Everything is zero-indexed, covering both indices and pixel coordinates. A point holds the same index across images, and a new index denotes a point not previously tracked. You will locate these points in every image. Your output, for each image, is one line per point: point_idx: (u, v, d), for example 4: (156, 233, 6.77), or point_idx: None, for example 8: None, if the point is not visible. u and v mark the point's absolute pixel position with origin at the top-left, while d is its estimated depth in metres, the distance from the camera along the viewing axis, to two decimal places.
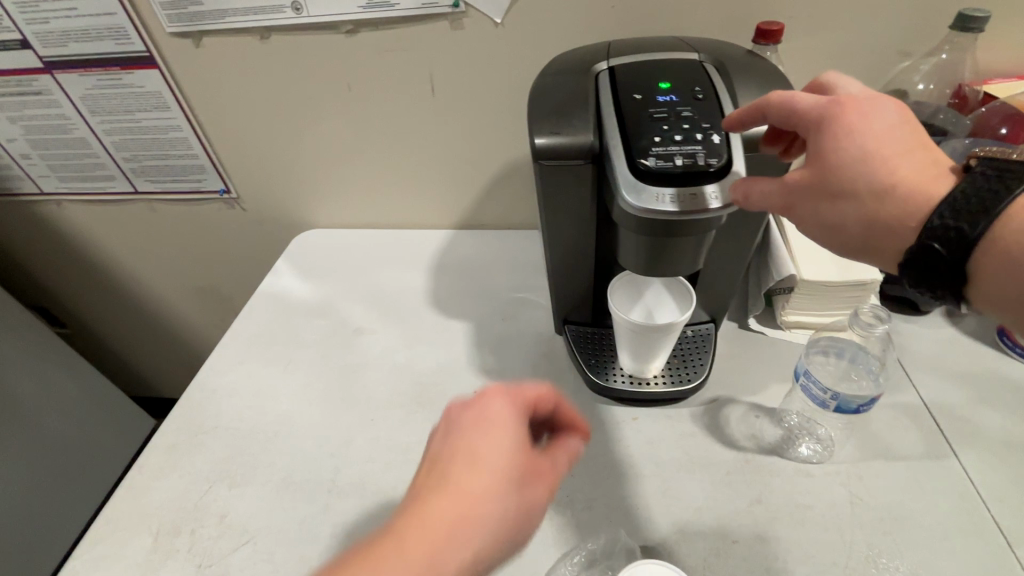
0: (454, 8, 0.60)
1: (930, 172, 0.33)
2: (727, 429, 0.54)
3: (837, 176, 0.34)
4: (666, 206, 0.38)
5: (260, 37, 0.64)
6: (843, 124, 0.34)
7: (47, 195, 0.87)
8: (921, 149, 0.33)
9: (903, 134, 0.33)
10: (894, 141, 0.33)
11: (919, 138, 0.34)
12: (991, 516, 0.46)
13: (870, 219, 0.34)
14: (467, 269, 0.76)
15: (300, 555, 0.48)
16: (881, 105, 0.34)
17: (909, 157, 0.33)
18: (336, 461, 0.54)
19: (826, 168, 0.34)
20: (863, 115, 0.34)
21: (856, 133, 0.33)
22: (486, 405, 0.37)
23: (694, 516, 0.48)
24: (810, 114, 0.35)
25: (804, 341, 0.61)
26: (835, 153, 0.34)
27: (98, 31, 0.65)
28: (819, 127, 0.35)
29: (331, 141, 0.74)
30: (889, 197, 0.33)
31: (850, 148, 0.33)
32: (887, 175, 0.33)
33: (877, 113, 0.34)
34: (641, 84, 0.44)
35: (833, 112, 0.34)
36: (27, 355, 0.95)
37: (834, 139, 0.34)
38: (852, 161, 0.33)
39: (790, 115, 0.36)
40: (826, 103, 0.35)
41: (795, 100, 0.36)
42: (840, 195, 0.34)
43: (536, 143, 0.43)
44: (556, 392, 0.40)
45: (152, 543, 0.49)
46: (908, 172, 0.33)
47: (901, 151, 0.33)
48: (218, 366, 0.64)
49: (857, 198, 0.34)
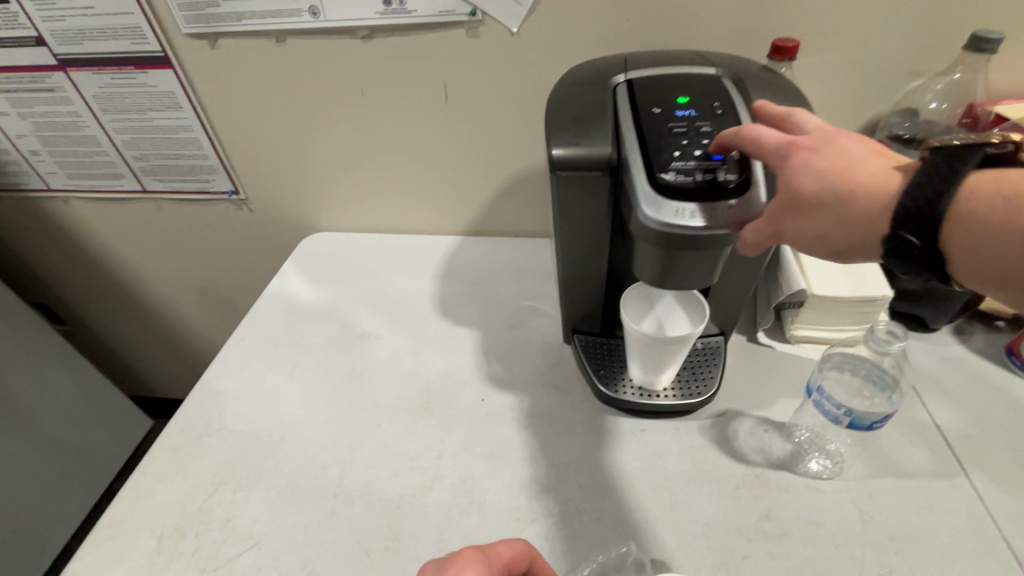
0: (471, 17, 0.60)
1: (888, 172, 0.33)
2: (736, 442, 0.54)
3: (804, 197, 0.35)
4: (687, 220, 0.38)
5: (276, 40, 0.64)
6: (800, 156, 0.35)
7: (55, 192, 0.87)
8: (876, 160, 0.34)
9: (858, 153, 0.35)
10: (849, 157, 0.34)
11: (872, 153, 0.35)
12: (1002, 537, 0.46)
13: (844, 227, 0.34)
14: (475, 276, 0.75)
15: (306, 562, 0.47)
16: (830, 133, 0.36)
17: (866, 167, 0.34)
18: (342, 467, 0.54)
19: (793, 195, 0.35)
20: (816, 145, 0.36)
21: (812, 163, 0.35)
22: (462, 572, 0.33)
23: (703, 530, 0.47)
24: (771, 148, 0.37)
25: (813, 356, 0.61)
26: (797, 179, 0.35)
27: (114, 30, 0.65)
28: (779, 161, 0.36)
29: (342, 145, 0.74)
30: (855, 200, 0.34)
31: (808, 173, 0.35)
32: (846, 183, 0.34)
33: (824, 139, 0.36)
34: (660, 98, 0.44)
35: (791, 147, 0.36)
36: (28, 352, 0.94)
37: (794, 169, 0.35)
38: (813, 183, 0.35)
39: (754, 151, 0.38)
40: (784, 137, 0.37)
41: (755, 137, 0.38)
42: (811, 212, 0.35)
43: (553, 154, 0.43)
44: (530, 550, 0.37)
45: (154, 547, 0.49)
46: (867, 178, 0.34)
47: (852, 161, 0.34)
48: (223, 368, 0.64)
49: (825, 209, 0.35)
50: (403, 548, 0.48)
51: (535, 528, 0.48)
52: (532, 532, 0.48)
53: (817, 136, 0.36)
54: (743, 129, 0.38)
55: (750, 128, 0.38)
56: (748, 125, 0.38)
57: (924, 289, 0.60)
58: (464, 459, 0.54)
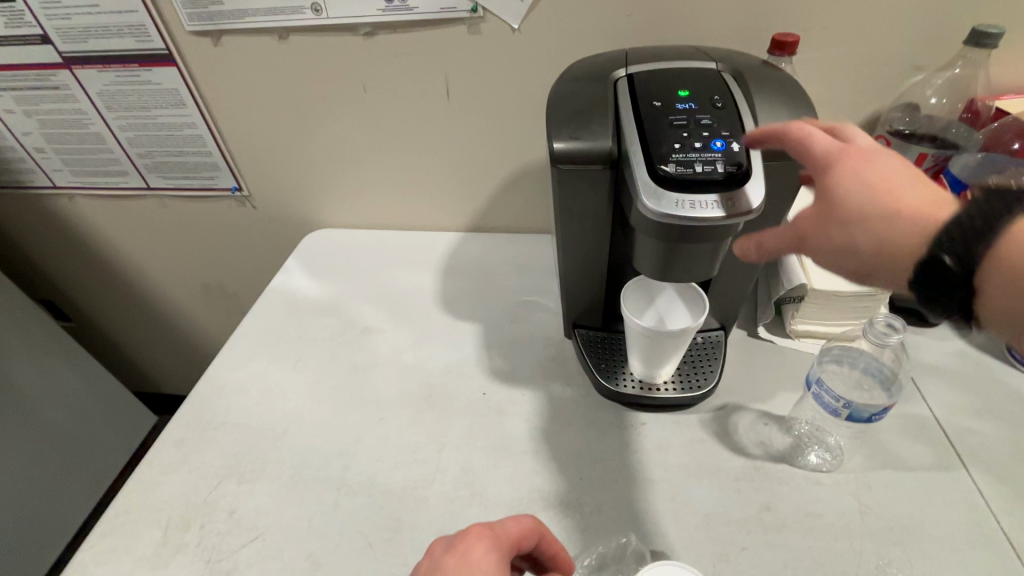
0: (472, 13, 0.60)
1: (936, 200, 0.30)
2: (736, 435, 0.54)
3: (845, 210, 0.31)
4: (687, 211, 0.38)
5: (279, 37, 0.64)
6: (850, 164, 0.32)
7: (60, 189, 0.88)
8: (924, 188, 0.31)
9: (908, 176, 0.31)
10: (900, 177, 0.31)
11: (922, 181, 0.31)
12: (1001, 528, 0.46)
13: (878, 250, 0.31)
14: (477, 271, 0.76)
15: (310, 553, 0.48)
16: (883, 149, 0.33)
17: (914, 192, 0.31)
18: (345, 459, 0.54)
19: (832, 206, 0.32)
20: (868, 158, 0.32)
21: (861, 175, 0.31)
22: (468, 551, 0.34)
23: (703, 522, 0.48)
24: (818, 152, 0.33)
25: (813, 350, 0.61)
26: (840, 189, 0.32)
27: (119, 28, 0.66)
28: (826, 166, 0.32)
29: (344, 141, 0.74)
30: (898, 221, 0.30)
31: (855, 184, 0.31)
32: (891, 202, 0.30)
33: (876, 153, 0.32)
34: (660, 92, 0.44)
35: (841, 154, 0.32)
36: (34, 348, 0.95)
37: (841, 178, 0.32)
38: (857, 196, 0.31)
39: (798, 152, 0.34)
40: (835, 142, 0.33)
41: (804, 136, 0.34)
42: (848, 227, 0.31)
43: (554, 148, 0.44)
44: (541, 525, 0.38)
45: (160, 538, 0.49)
46: (914, 203, 0.30)
47: (901, 181, 0.31)
48: (227, 362, 0.64)
49: (865, 225, 0.31)
50: (405, 540, 0.48)
51: (536, 520, 0.49)
52: None
53: (870, 149, 0.32)
54: (792, 126, 0.34)
55: (801, 126, 0.34)
56: (798, 121, 0.34)
57: None
58: (466, 452, 0.54)
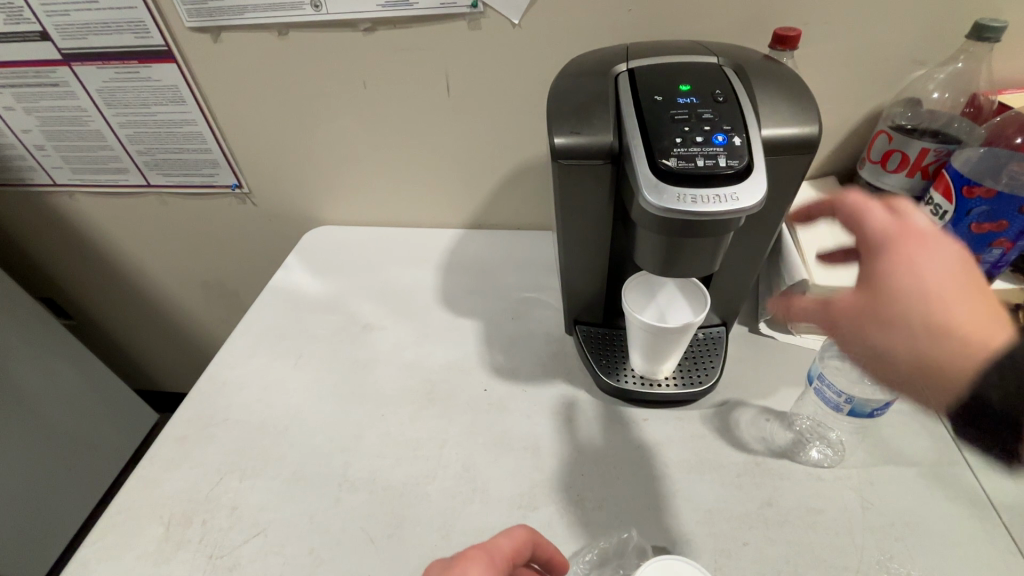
0: (472, 9, 0.60)
1: (985, 321, 0.32)
2: (737, 431, 0.54)
3: (891, 309, 0.34)
4: (689, 205, 0.38)
5: (278, 33, 0.64)
6: (900, 257, 0.34)
7: (60, 186, 0.87)
8: (971, 292, 0.33)
9: (957, 276, 0.33)
10: (951, 285, 0.33)
11: (971, 281, 0.34)
12: (1003, 524, 0.46)
13: (909, 357, 0.34)
14: (478, 268, 0.76)
15: (312, 548, 0.48)
16: (944, 239, 0.34)
17: (958, 298, 0.33)
18: (346, 456, 0.54)
19: (874, 294, 0.35)
20: (924, 251, 0.34)
21: (911, 271, 0.33)
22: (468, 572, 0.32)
23: (704, 518, 0.48)
24: (873, 232, 0.35)
25: (815, 346, 0.61)
26: (886, 280, 0.34)
27: (118, 24, 0.66)
28: (876, 253, 0.35)
29: (345, 138, 0.74)
30: (942, 337, 0.32)
31: (907, 282, 0.33)
32: (938, 312, 0.33)
33: (935, 250, 0.34)
34: (661, 86, 0.44)
35: (896, 241, 0.34)
36: (35, 346, 0.95)
37: (888, 270, 0.34)
38: (908, 296, 0.33)
39: (853, 226, 0.37)
40: (894, 225, 0.35)
41: (863, 212, 0.36)
42: (887, 321, 0.34)
43: (555, 142, 0.44)
44: (530, 538, 0.38)
45: (162, 534, 0.49)
46: (964, 320, 0.32)
47: (953, 292, 0.33)
48: (229, 359, 0.64)
49: (907, 328, 0.33)
50: (406, 535, 0.48)
51: (537, 515, 0.49)
52: (535, 519, 0.49)
53: (928, 236, 0.34)
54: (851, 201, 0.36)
55: (858, 202, 0.36)
56: (857, 197, 0.36)
57: None
58: (467, 448, 0.54)
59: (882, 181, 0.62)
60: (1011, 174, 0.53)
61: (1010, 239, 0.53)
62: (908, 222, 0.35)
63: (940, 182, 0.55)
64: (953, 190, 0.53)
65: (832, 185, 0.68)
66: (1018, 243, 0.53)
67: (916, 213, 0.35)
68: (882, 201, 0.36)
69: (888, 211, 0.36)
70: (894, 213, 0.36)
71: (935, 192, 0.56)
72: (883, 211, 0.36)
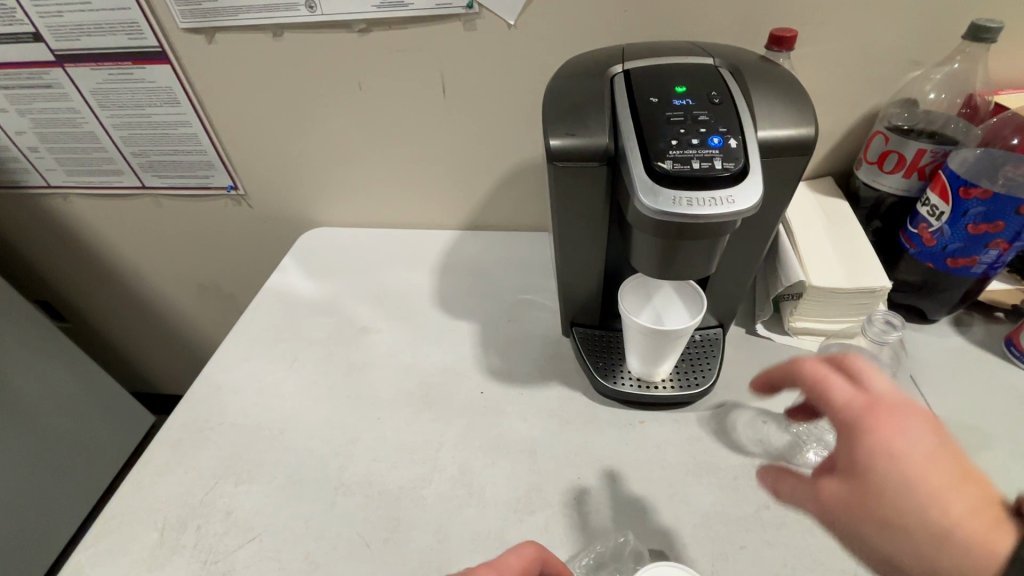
0: (468, 9, 0.60)
1: (985, 518, 0.27)
2: (733, 434, 0.54)
3: (883, 510, 0.29)
4: (684, 208, 0.38)
5: (273, 34, 0.64)
6: (874, 437, 0.30)
7: (54, 189, 0.87)
8: (959, 473, 0.29)
9: (940, 456, 0.29)
10: (933, 472, 0.28)
11: (953, 456, 0.29)
12: None
13: (920, 566, 0.29)
14: (474, 270, 0.76)
15: (307, 553, 0.47)
16: (909, 406, 0.30)
17: (948, 484, 0.28)
18: (342, 460, 0.54)
19: (862, 485, 0.30)
20: (899, 428, 0.30)
21: (886, 454, 0.29)
22: None
23: (701, 521, 0.48)
24: (840, 411, 0.32)
25: (812, 347, 0.61)
26: (868, 469, 0.30)
27: (111, 25, 0.65)
28: (847, 431, 0.31)
29: (340, 139, 0.74)
30: (948, 545, 0.28)
31: (887, 473, 0.29)
32: (939, 516, 0.28)
33: (906, 427, 0.30)
34: (657, 88, 0.44)
35: (865, 418, 0.30)
36: (30, 349, 0.95)
37: (867, 452, 0.30)
38: (890, 491, 0.29)
39: (818, 398, 0.33)
40: (860, 399, 0.31)
41: (824, 384, 0.33)
42: (886, 524, 0.29)
43: (551, 144, 0.43)
44: (540, 552, 0.38)
45: (157, 539, 0.49)
46: (963, 520, 0.27)
47: (944, 482, 0.28)
48: (223, 362, 0.64)
49: (909, 534, 0.29)
50: (402, 540, 0.48)
51: (534, 519, 0.48)
52: (531, 523, 0.48)
53: (901, 410, 0.30)
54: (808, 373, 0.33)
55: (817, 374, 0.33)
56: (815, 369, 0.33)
57: (925, 280, 0.60)
58: (464, 450, 0.54)
59: (878, 182, 0.62)
60: (1007, 175, 0.53)
61: (1007, 240, 0.52)
62: (873, 392, 0.31)
63: (937, 182, 0.55)
64: (950, 191, 0.53)
65: (829, 186, 0.68)
66: (1015, 244, 0.53)
67: (875, 377, 0.32)
68: (838, 365, 0.33)
69: (848, 379, 0.32)
70: (855, 380, 0.32)
71: (931, 193, 0.56)
72: (844, 380, 0.32)
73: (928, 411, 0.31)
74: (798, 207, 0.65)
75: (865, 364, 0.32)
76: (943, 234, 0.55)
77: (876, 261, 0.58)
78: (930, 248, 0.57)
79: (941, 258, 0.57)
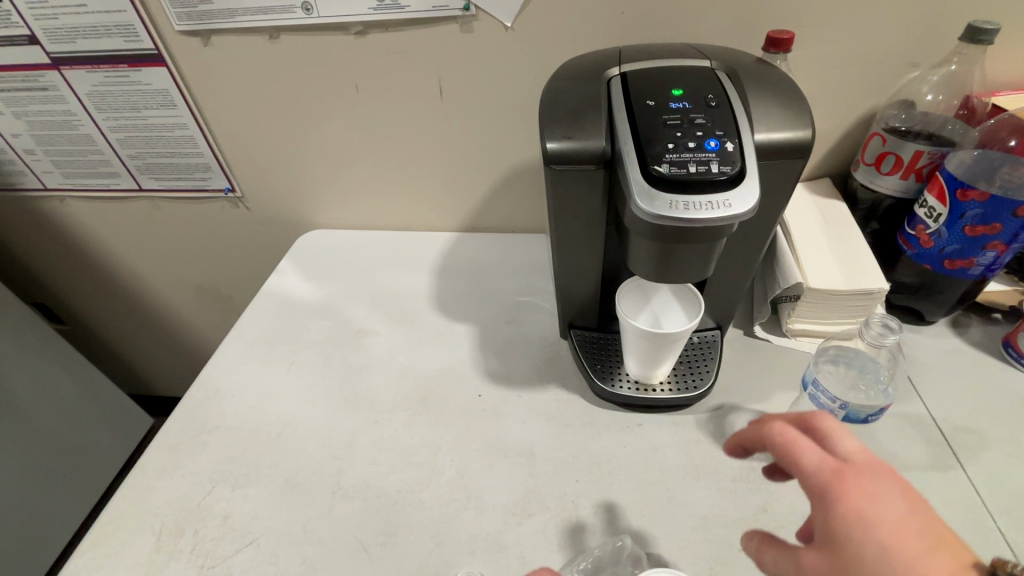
0: (465, 12, 0.59)
1: None
2: (731, 436, 0.54)
3: None
4: (681, 212, 0.38)
5: (269, 37, 0.64)
6: (844, 503, 0.27)
7: (51, 191, 0.87)
8: (939, 543, 0.25)
9: (916, 522, 0.26)
10: (908, 539, 0.25)
11: (931, 524, 0.26)
12: (998, 528, 0.46)
13: None
14: (472, 272, 0.75)
15: (304, 557, 0.47)
16: (879, 470, 0.28)
17: (927, 553, 0.25)
18: (339, 464, 0.54)
19: (837, 557, 0.27)
20: (868, 491, 0.27)
21: (857, 521, 0.27)
22: None
23: (699, 524, 0.47)
24: (808, 476, 0.30)
25: (809, 349, 0.61)
26: (839, 537, 0.27)
27: (107, 28, 0.65)
28: (817, 496, 0.29)
29: (337, 141, 0.74)
30: None
31: (857, 540, 0.26)
32: None
33: (874, 489, 0.27)
34: (654, 91, 0.44)
35: (834, 481, 0.28)
36: (28, 352, 0.94)
37: (837, 519, 0.27)
38: (864, 560, 0.26)
39: (788, 462, 0.31)
40: (826, 462, 0.29)
41: (791, 446, 0.31)
42: None
43: (547, 148, 0.43)
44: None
45: (154, 543, 0.49)
46: None
47: (920, 551, 0.25)
48: (221, 366, 0.64)
49: None
50: (399, 544, 0.48)
51: (531, 523, 0.48)
52: (529, 527, 0.48)
53: (870, 473, 0.28)
54: (778, 433, 0.32)
55: (785, 434, 0.31)
56: (782, 429, 0.31)
57: (922, 282, 0.60)
58: (462, 453, 0.54)
59: (875, 184, 0.62)
60: (1004, 178, 0.53)
61: (1005, 242, 0.52)
62: (839, 455, 0.29)
63: (934, 185, 0.55)
64: (947, 193, 0.53)
65: (827, 187, 0.68)
66: (1012, 246, 0.53)
67: (843, 437, 0.30)
68: (805, 427, 0.32)
69: (816, 442, 0.31)
70: (823, 442, 0.30)
71: (928, 195, 0.56)
72: (812, 441, 0.30)
73: (902, 478, 0.28)
74: (796, 208, 0.65)
75: (834, 426, 0.31)
76: (940, 236, 0.55)
77: (873, 263, 0.58)
78: (928, 250, 0.57)
79: (939, 260, 0.57)
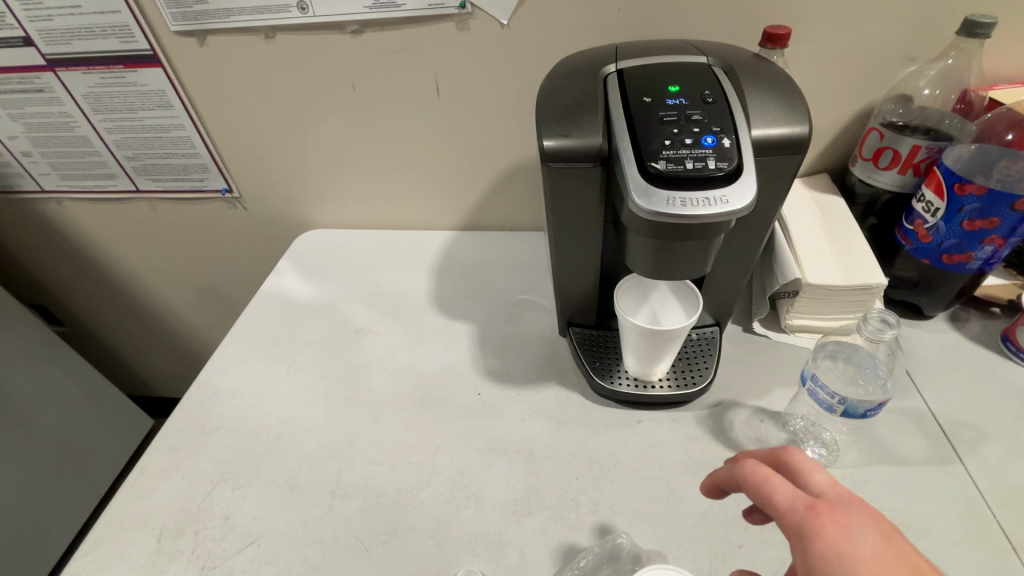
0: (460, 9, 0.59)
1: None
2: (731, 432, 0.54)
3: None
4: (678, 209, 0.38)
5: (265, 36, 0.64)
6: (821, 539, 0.27)
7: (48, 193, 0.87)
8: None
9: (891, 555, 0.25)
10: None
11: (909, 557, 0.26)
12: (997, 522, 0.46)
13: None
14: (471, 270, 0.75)
15: (305, 557, 0.47)
16: (852, 505, 0.27)
17: None
18: (340, 463, 0.54)
19: None
20: (843, 527, 0.27)
21: (835, 560, 0.26)
22: None
23: (699, 520, 0.48)
24: (785, 515, 0.28)
25: (809, 344, 0.61)
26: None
27: (102, 29, 0.65)
28: (795, 536, 0.28)
29: (334, 141, 0.74)
30: None
31: None
32: None
33: (852, 529, 0.26)
34: (651, 88, 0.44)
35: (809, 519, 0.27)
36: (27, 355, 0.94)
37: (815, 557, 0.26)
38: None
39: (761, 500, 0.30)
40: (800, 498, 0.28)
41: (762, 482, 0.30)
42: None
43: (544, 145, 0.43)
44: None
45: (155, 545, 0.49)
46: None
47: None
48: (220, 366, 0.64)
49: None
50: (399, 544, 0.48)
51: (532, 521, 0.48)
52: (529, 525, 0.48)
53: (842, 509, 0.28)
54: (747, 468, 0.31)
55: (756, 471, 0.30)
56: (753, 466, 0.30)
57: (920, 277, 0.60)
58: (462, 453, 0.54)
59: (874, 179, 0.62)
60: (1002, 171, 0.53)
61: (1002, 236, 0.52)
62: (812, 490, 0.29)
63: (931, 179, 0.55)
64: (945, 187, 0.53)
65: (824, 183, 0.68)
66: (1010, 239, 0.53)
67: (814, 471, 0.30)
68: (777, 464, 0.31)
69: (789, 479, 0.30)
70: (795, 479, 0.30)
71: (926, 189, 0.56)
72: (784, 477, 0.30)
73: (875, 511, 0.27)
74: (793, 204, 0.65)
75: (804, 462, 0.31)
76: (938, 231, 0.55)
77: (871, 258, 0.58)
78: (926, 244, 0.57)
79: (937, 254, 0.57)
